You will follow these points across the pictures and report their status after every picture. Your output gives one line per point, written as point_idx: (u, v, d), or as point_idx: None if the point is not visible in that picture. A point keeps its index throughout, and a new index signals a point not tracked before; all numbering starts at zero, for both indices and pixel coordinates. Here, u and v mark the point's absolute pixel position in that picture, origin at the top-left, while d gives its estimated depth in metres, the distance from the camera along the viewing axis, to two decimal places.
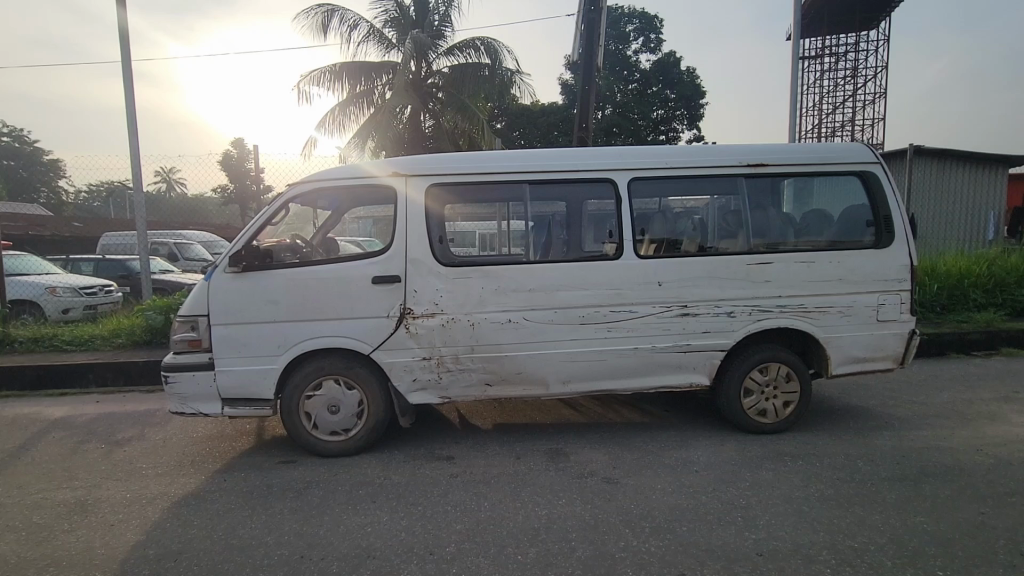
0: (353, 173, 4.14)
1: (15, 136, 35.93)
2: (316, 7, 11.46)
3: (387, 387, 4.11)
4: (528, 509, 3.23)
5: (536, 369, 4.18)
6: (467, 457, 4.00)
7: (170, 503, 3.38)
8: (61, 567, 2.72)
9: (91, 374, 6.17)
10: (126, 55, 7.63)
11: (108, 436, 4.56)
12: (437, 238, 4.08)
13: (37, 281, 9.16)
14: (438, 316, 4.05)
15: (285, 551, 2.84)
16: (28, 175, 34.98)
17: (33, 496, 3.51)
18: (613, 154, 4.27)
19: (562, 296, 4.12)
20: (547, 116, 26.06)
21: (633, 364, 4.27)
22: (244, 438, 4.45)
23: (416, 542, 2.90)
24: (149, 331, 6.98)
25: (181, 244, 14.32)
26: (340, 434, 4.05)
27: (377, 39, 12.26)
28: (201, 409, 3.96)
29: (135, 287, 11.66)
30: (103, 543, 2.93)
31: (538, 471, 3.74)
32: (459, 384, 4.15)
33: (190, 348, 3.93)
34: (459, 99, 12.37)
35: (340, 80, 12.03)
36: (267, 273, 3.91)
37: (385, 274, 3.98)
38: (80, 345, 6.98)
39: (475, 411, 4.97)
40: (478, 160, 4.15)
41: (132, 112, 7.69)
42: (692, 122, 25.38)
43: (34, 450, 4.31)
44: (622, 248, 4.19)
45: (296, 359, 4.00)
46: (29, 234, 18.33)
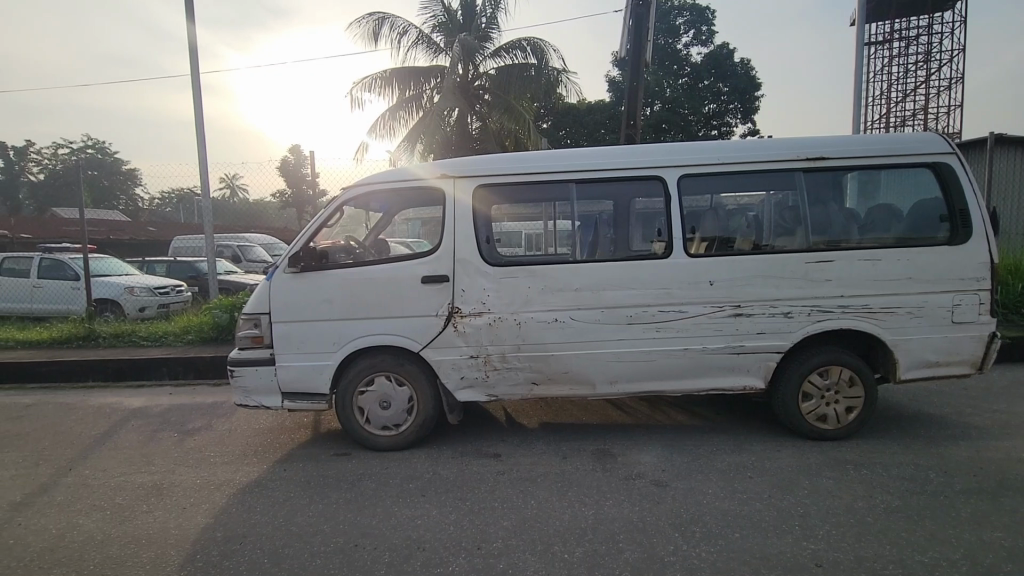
0: (403, 175, 4.25)
1: (99, 150, 39.31)
2: (368, 16, 11.86)
3: (436, 384, 4.20)
4: (574, 508, 3.22)
5: (583, 369, 4.16)
6: (513, 455, 4.03)
7: (235, 490, 3.59)
8: (141, 545, 2.95)
9: (164, 368, 6.64)
10: (194, 70, 8.17)
11: (180, 425, 4.90)
12: (484, 238, 4.13)
13: (118, 282, 9.94)
14: (485, 315, 4.10)
15: (339, 539, 2.96)
16: (110, 184, 37.92)
17: (116, 478, 3.83)
18: (662, 152, 4.18)
19: (609, 296, 4.08)
20: (594, 114, 25.86)
21: (683, 365, 4.17)
22: (302, 430, 4.67)
23: (464, 537, 2.95)
24: (215, 328, 7.43)
25: (244, 246, 15.18)
26: (391, 429, 4.17)
27: (425, 44, 12.52)
28: (262, 402, 4.18)
29: (203, 287, 12.44)
30: (177, 524, 3.16)
31: (585, 471, 3.72)
32: (506, 382, 4.19)
33: (253, 344, 4.16)
34: (506, 100, 12.50)
35: (390, 86, 12.40)
36: (323, 273, 4.08)
37: (435, 273, 4.07)
38: (155, 340, 7.52)
39: (521, 410, 4.99)
40: (525, 160, 4.16)
41: (200, 124, 8.24)
42: (745, 115, 24.48)
43: (117, 436, 4.70)
44: (671, 247, 4.10)
45: (349, 356, 4.15)
46: (109, 240, 20.01)
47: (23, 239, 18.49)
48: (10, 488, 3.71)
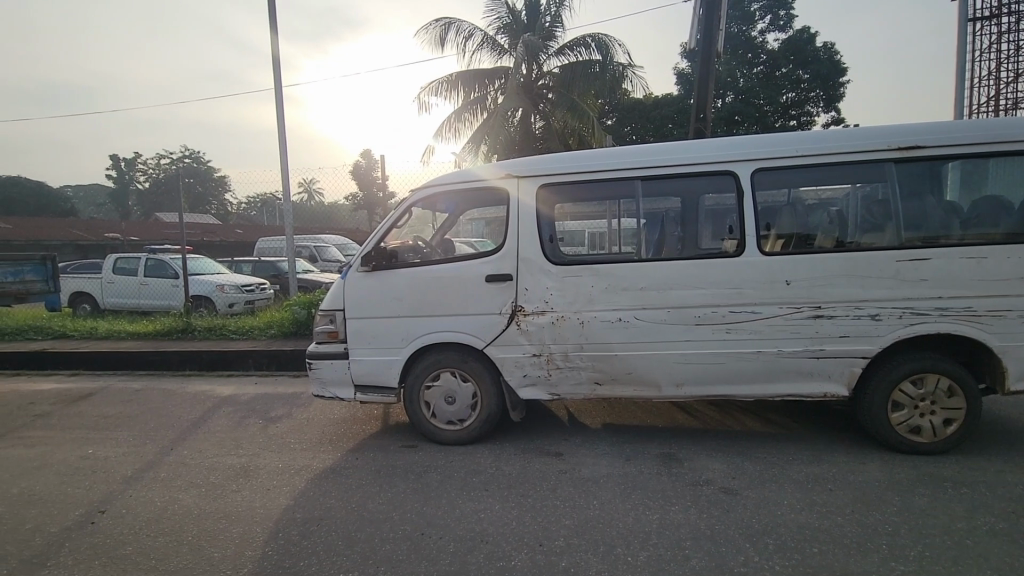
0: (468, 176, 4.34)
1: (196, 159, 43.21)
2: (435, 22, 12.22)
3: (499, 381, 4.26)
4: (638, 511, 3.16)
5: (648, 370, 4.07)
6: (575, 454, 4.01)
7: (312, 475, 3.82)
8: (231, 521, 3.21)
9: (250, 359, 7.19)
10: (277, 83, 8.77)
11: (264, 413, 5.29)
12: (548, 237, 4.14)
13: (210, 280, 10.86)
14: (548, 314, 4.11)
15: (407, 527, 3.08)
16: (205, 190, 41.40)
17: (210, 459, 4.19)
18: (734, 145, 3.99)
19: (676, 295, 3.97)
20: (662, 108, 25.17)
21: (756, 369, 3.98)
22: (373, 421, 4.90)
23: (526, 533, 2.98)
24: (295, 323, 7.96)
25: (320, 246, 16.11)
26: (456, 424, 4.28)
27: (490, 46, 12.71)
28: (337, 393, 4.41)
29: (283, 285, 13.33)
30: (262, 504, 3.41)
31: (650, 474, 3.64)
32: (569, 381, 4.18)
33: (329, 339, 4.40)
34: (570, 98, 12.47)
35: (456, 89, 12.69)
36: (394, 272, 4.26)
37: (499, 272, 4.13)
38: (242, 334, 8.15)
39: (584, 410, 4.96)
40: (589, 158, 4.13)
41: (283, 132, 8.84)
42: (828, 103, 22.90)
43: (210, 421, 5.15)
44: (743, 245, 3.92)
45: (417, 352, 4.30)
46: (202, 242, 21.92)
47: (133, 242, 20.60)
48: (123, 463, 4.16)
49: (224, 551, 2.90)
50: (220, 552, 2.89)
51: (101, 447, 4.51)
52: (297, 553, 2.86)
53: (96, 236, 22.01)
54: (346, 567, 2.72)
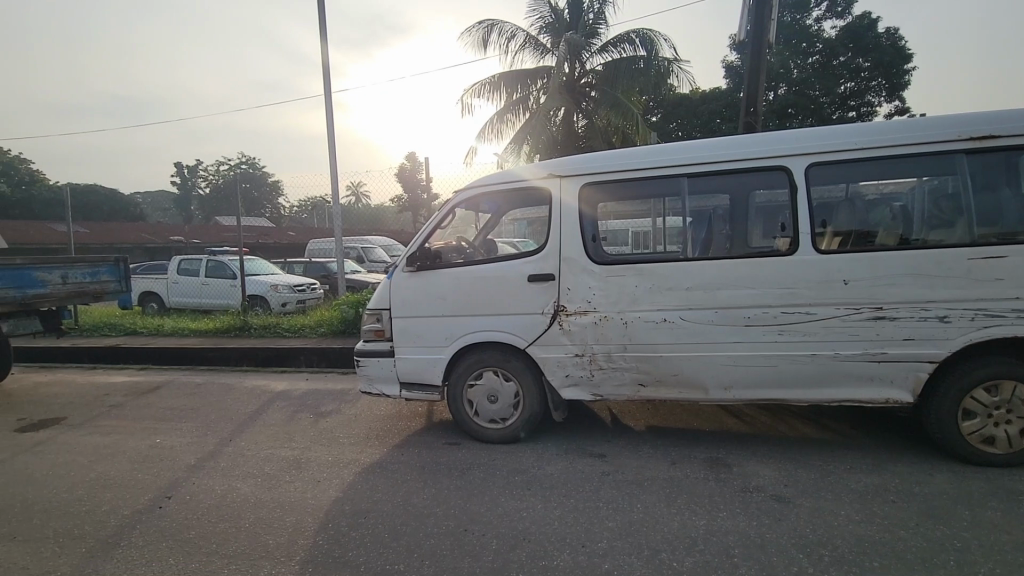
0: (511, 176, 4.35)
1: (252, 166, 45.40)
2: (478, 24, 12.35)
3: (542, 381, 4.26)
4: (684, 517, 3.09)
5: (694, 372, 3.97)
6: (618, 456, 3.96)
7: (360, 469, 3.94)
8: (284, 511, 3.35)
9: (302, 356, 7.49)
10: (326, 89, 9.09)
11: (315, 408, 5.49)
12: (590, 237, 4.11)
13: (265, 280, 11.38)
14: (591, 314, 4.07)
15: (450, 522, 3.13)
16: (260, 195, 43.36)
17: (266, 451, 4.39)
18: (787, 139, 3.84)
19: (724, 295, 3.85)
20: (709, 103, 24.48)
21: (810, 372, 3.81)
22: (417, 419, 5.00)
23: (569, 534, 2.96)
24: (343, 322, 8.24)
25: (367, 247, 16.57)
26: (498, 423, 4.31)
27: (532, 46, 12.71)
28: (383, 390, 4.53)
29: (333, 285, 13.81)
30: (313, 495, 3.55)
31: (696, 479, 3.55)
32: (612, 382, 4.13)
33: (375, 337, 4.53)
34: (615, 96, 12.31)
35: (498, 90, 12.77)
36: (438, 272, 4.33)
37: (541, 272, 4.12)
38: (295, 332, 8.50)
39: (628, 412, 4.89)
40: (633, 156, 4.07)
41: (332, 137, 9.15)
42: (891, 92, 21.60)
43: (265, 414, 5.40)
44: (796, 243, 3.77)
45: (460, 351, 4.36)
46: (257, 244, 22.99)
47: (196, 244, 21.86)
48: (187, 452, 4.43)
49: (277, 538, 3.03)
50: (275, 539, 3.02)
51: (168, 437, 4.81)
52: (346, 543, 2.96)
53: (163, 239, 23.49)
54: (392, 560, 2.78)
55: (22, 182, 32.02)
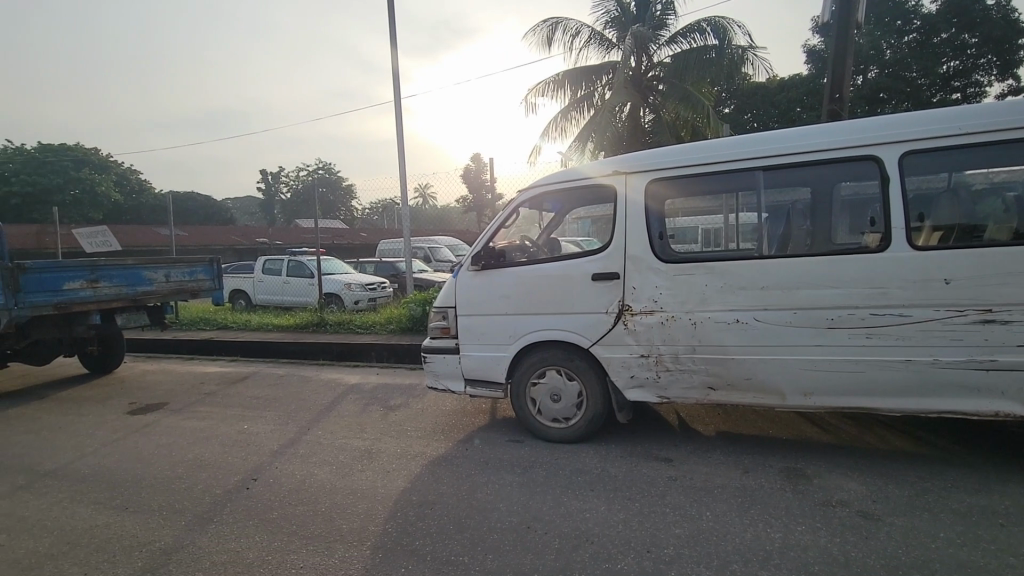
0: (574, 174, 4.31)
1: (329, 171, 48.08)
2: (542, 23, 12.37)
3: (606, 381, 4.20)
4: (758, 528, 2.93)
5: (770, 376, 3.75)
6: (686, 461, 3.83)
7: (427, 461, 4.07)
8: (357, 498, 3.52)
9: (373, 351, 7.85)
10: (396, 96, 9.44)
11: (385, 402, 5.73)
12: (657, 234, 3.99)
13: (340, 279, 12.02)
14: (658, 314, 3.96)
15: (513, 519, 3.15)
16: (335, 198, 45.78)
17: (340, 440, 4.64)
18: (877, 125, 3.54)
19: (804, 295, 3.61)
20: (788, 92, 23.08)
21: (903, 379, 3.49)
22: (481, 415, 5.08)
23: (634, 538, 2.90)
24: (411, 320, 8.55)
25: (433, 247, 17.05)
26: (562, 422, 4.28)
27: (598, 42, 12.54)
28: (449, 386, 4.64)
29: (401, 284, 14.34)
30: (382, 484, 3.70)
31: (771, 489, 3.36)
32: (679, 385, 3.99)
33: (442, 334, 4.64)
34: (683, 88, 11.89)
35: (562, 88, 12.69)
36: (502, 271, 4.37)
37: (605, 271, 4.06)
38: (366, 328, 8.91)
39: (696, 416, 4.71)
40: (704, 150, 3.91)
41: (401, 141, 9.49)
42: (1004, 70, 19.39)
43: (339, 406, 5.70)
44: (888, 238, 3.47)
45: (523, 350, 4.38)
46: (333, 245, 24.33)
47: (278, 245, 23.44)
48: (270, 438, 4.76)
49: (349, 524, 3.19)
50: (348, 524, 3.18)
51: (254, 424, 5.20)
52: (413, 532, 3.06)
53: (249, 241, 25.37)
54: (457, 551, 2.85)
55: (133, 191, 35.68)
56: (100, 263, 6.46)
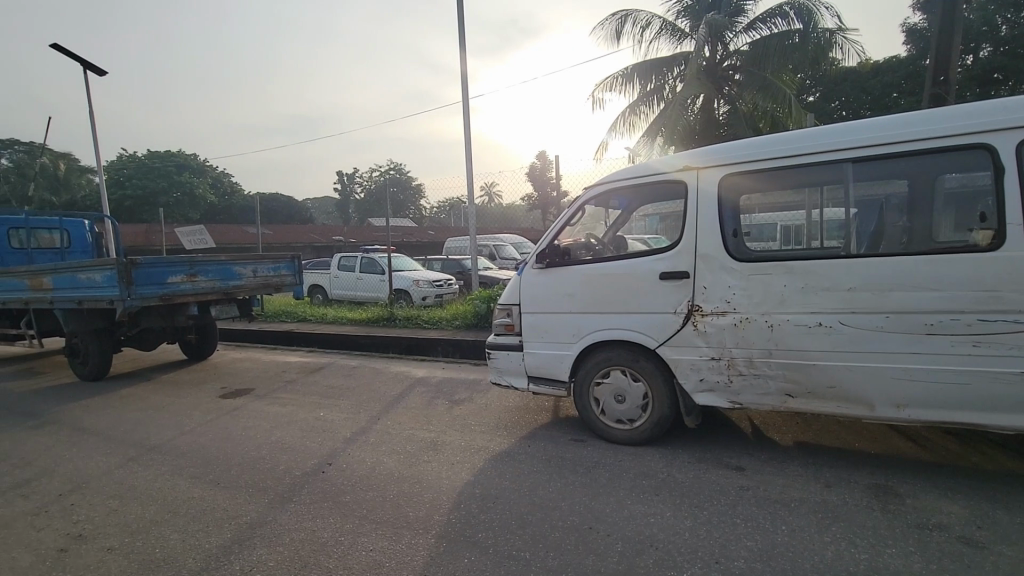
0: (642, 170, 4.20)
1: (400, 172, 49.91)
2: (611, 16, 12.15)
3: (673, 384, 4.07)
4: (840, 547, 2.73)
5: (857, 385, 3.48)
6: (760, 471, 3.63)
7: (490, 456, 4.13)
8: (423, 487, 3.63)
9: (439, 346, 8.07)
10: (464, 96, 9.61)
11: (450, 396, 5.87)
12: (731, 231, 3.81)
13: (409, 276, 12.44)
14: (730, 315, 3.78)
15: (575, 518, 3.13)
16: (405, 197, 47.39)
17: (407, 431, 4.81)
18: (988, 110, 3.18)
19: (899, 298, 3.31)
20: (882, 76, 21.26)
21: (1017, 394, 3.13)
22: (544, 413, 5.09)
23: (701, 547, 2.79)
24: (476, 316, 8.71)
25: (498, 245, 17.25)
26: (626, 424, 4.19)
27: (669, 33, 12.13)
28: (512, 382, 4.67)
29: (467, 281, 14.64)
30: (447, 476, 3.80)
31: (856, 506, 3.11)
32: (753, 390, 3.78)
33: (506, 331, 4.68)
34: (762, 77, 11.27)
35: (631, 82, 12.37)
36: (567, 269, 4.34)
37: (674, 269, 3.92)
38: (433, 323, 9.17)
39: (772, 423, 4.45)
40: (785, 142, 3.68)
41: (469, 140, 9.66)
42: None
43: (407, 398, 5.91)
44: (1001, 236, 3.11)
45: (587, 349, 4.32)
46: (403, 243, 25.25)
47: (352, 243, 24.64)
48: (344, 426, 5.02)
49: (415, 512, 3.30)
50: (415, 512, 3.30)
51: (329, 412, 5.51)
52: (476, 524, 3.12)
53: (326, 239, 26.84)
54: (518, 546, 2.87)
55: (225, 194, 38.87)
56: (197, 259, 7.07)
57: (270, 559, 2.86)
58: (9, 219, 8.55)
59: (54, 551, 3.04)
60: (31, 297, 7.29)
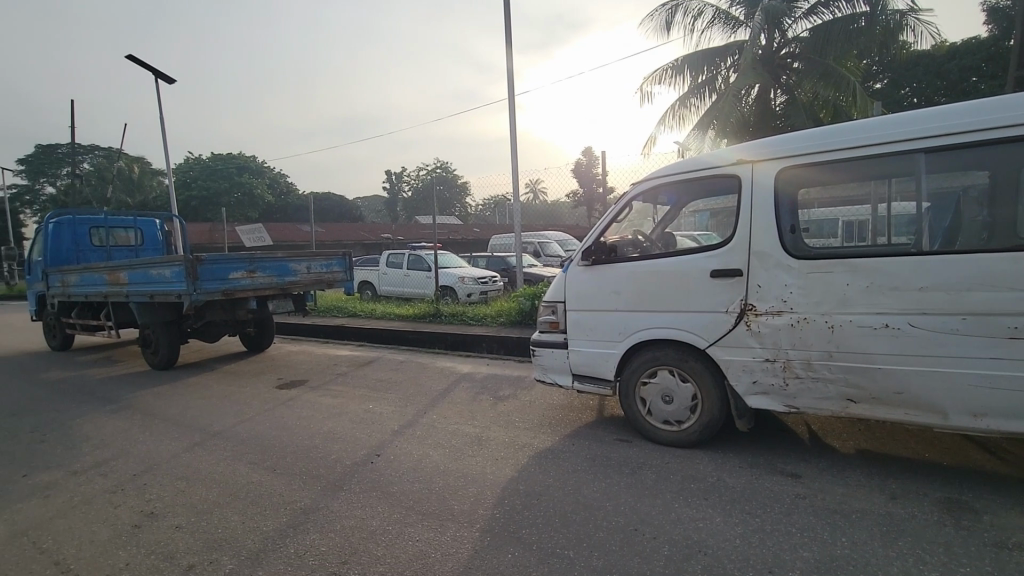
0: (693, 164, 4.07)
1: (446, 170, 50.64)
2: (661, 7, 11.85)
3: (724, 385, 3.93)
4: (906, 563, 2.56)
5: (927, 391, 3.26)
6: (817, 479, 3.45)
7: (534, 453, 4.13)
8: (467, 481, 3.68)
9: (484, 342, 8.14)
10: (511, 92, 9.62)
11: (495, 392, 5.91)
12: (788, 227, 3.64)
13: (455, 273, 12.61)
14: (787, 315, 3.61)
15: (620, 519, 3.08)
16: (451, 195, 48.04)
17: (452, 426, 4.88)
18: None
19: (976, 299, 3.08)
20: (959, 59, 19.74)
21: None
22: (588, 411, 5.04)
23: (753, 555, 2.68)
24: (521, 313, 8.73)
25: (543, 242, 17.22)
26: (674, 425, 4.08)
27: (722, 22, 11.72)
28: (556, 380, 4.64)
29: (511, 278, 14.69)
30: (491, 471, 3.83)
31: (925, 521, 2.91)
32: (811, 394, 3.60)
33: (551, 328, 4.66)
34: (823, 64, 10.73)
35: (682, 74, 12.01)
36: (613, 266, 4.28)
37: (726, 267, 3.78)
38: (478, 320, 9.26)
39: (830, 429, 4.24)
40: (849, 132, 3.47)
41: (516, 137, 9.67)
42: None
43: (452, 393, 5.99)
44: None
45: (633, 347, 4.24)
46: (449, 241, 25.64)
47: (399, 241, 25.24)
48: (391, 419, 5.16)
49: (460, 505, 3.34)
50: (459, 505, 3.34)
51: (378, 404, 5.67)
52: (520, 520, 3.12)
53: (375, 237, 27.59)
54: (562, 545, 2.85)
55: (282, 193, 40.67)
56: (256, 256, 7.41)
57: (321, 544, 2.97)
58: (90, 219, 9.27)
59: (129, 526, 3.28)
60: (109, 291, 7.88)
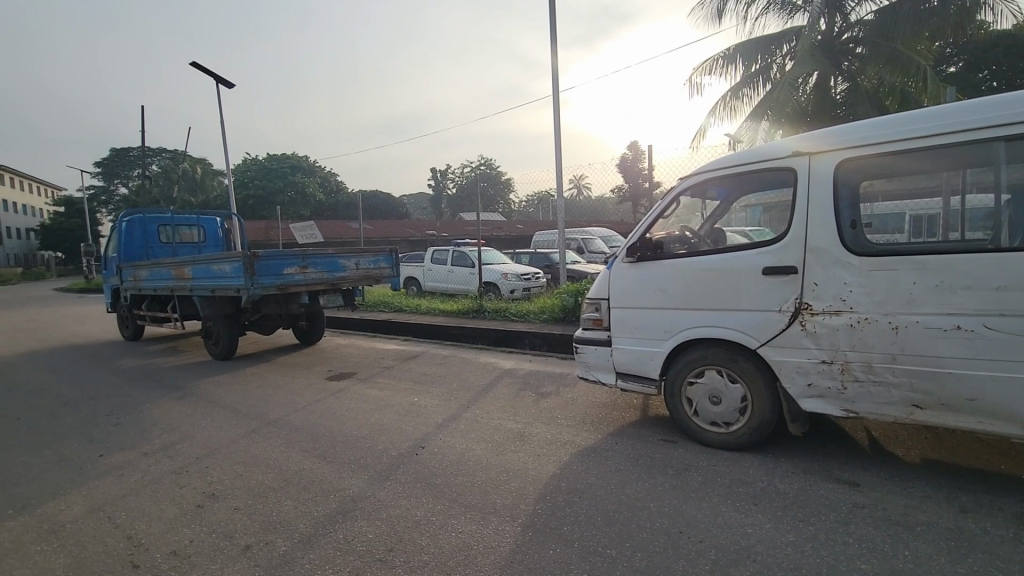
0: (744, 157, 3.93)
1: (490, 167, 50.93)
2: None
3: (776, 387, 3.78)
4: None
5: (1004, 398, 3.02)
6: (878, 489, 3.27)
7: (576, 450, 4.10)
8: (509, 476, 3.70)
9: (527, 338, 8.15)
10: (555, 87, 9.56)
11: (537, 388, 5.91)
12: (848, 223, 3.45)
13: (498, 269, 12.67)
14: (846, 314, 3.43)
15: (664, 521, 3.02)
16: (495, 192, 48.27)
17: (495, 421, 4.92)
18: None
19: None
20: None
21: None
22: (632, 410, 4.96)
23: (806, 565, 2.57)
24: (564, 310, 8.69)
25: (587, 238, 17.05)
26: (722, 427, 3.96)
27: (777, 7, 11.20)
28: (599, 378, 4.59)
29: (554, 275, 14.63)
30: (533, 467, 3.84)
31: (1001, 537, 2.70)
32: (872, 399, 3.41)
33: (594, 326, 4.62)
34: (889, 48, 10.09)
35: (733, 64, 11.56)
36: (659, 263, 4.18)
37: (779, 265, 3.63)
38: (521, 316, 9.29)
39: (893, 435, 4.00)
40: (918, 120, 3.25)
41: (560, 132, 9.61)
42: None
43: (495, 388, 6.04)
44: None
45: (679, 346, 4.14)
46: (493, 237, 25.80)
47: (444, 237, 25.60)
48: (436, 412, 5.25)
49: (502, 499, 3.37)
50: (501, 499, 3.38)
51: (422, 398, 5.78)
52: (561, 517, 3.12)
53: (421, 234, 28.11)
54: (604, 543, 2.83)
55: (332, 192, 42.06)
56: (308, 251, 7.69)
57: (368, 531, 3.07)
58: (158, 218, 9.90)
59: (193, 506, 3.49)
60: (175, 285, 8.40)
